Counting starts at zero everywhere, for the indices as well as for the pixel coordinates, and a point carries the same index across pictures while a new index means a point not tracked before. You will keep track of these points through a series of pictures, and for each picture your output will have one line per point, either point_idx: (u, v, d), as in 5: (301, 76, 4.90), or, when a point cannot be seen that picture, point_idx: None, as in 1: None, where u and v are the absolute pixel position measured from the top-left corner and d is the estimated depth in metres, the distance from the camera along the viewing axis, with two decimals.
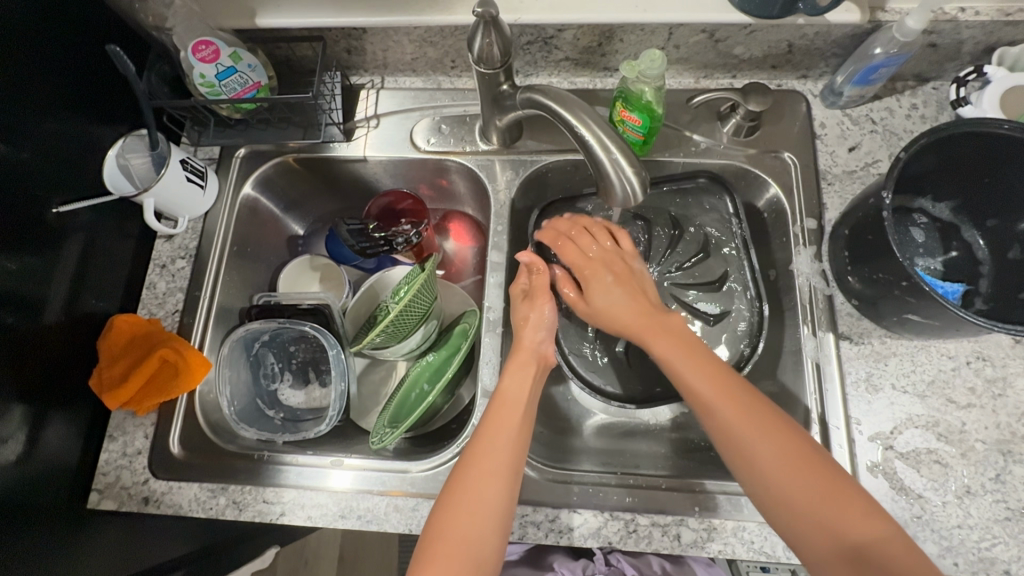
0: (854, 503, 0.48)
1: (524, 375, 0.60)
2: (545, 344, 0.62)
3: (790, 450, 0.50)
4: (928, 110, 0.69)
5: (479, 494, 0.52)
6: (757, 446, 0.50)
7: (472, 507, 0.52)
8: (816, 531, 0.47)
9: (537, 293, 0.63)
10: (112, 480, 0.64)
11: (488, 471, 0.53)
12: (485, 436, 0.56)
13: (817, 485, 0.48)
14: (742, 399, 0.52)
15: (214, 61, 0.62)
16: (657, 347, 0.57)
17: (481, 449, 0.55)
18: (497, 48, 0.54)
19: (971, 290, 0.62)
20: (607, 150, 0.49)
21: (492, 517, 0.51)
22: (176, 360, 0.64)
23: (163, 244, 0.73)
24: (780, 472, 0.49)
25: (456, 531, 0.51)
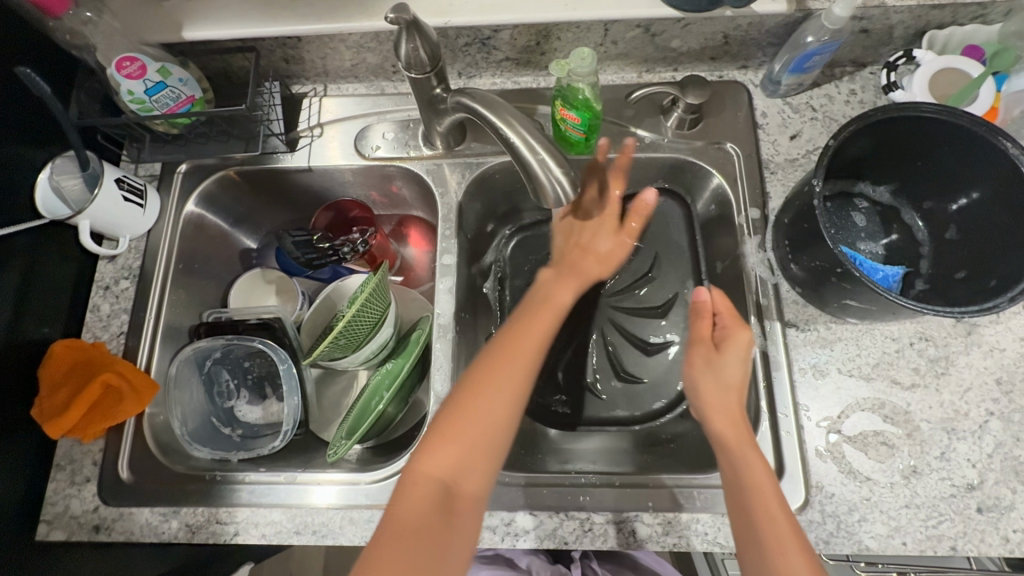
0: None
1: (566, 281, 0.62)
2: (595, 260, 0.64)
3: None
4: (866, 95, 0.69)
5: (490, 401, 0.52)
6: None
7: (489, 392, 0.52)
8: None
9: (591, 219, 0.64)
10: (62, 510, 0.63)
11: (516, 369, 0.54)
12: (528, 325, 0.58)
13: None
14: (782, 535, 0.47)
15: (140, 77, 0.61)
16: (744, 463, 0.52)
17: (521, 327, 0.57)
18: (423, 52, 0.54)
19: (911, 272, 0.63)
20: (533, 151, 0.48)
21: (509, 409, 0.52)
22: (119, 385, 0.63)
23: (106, 265, 0.71)
24: None
25: (472, 418, 0.51)
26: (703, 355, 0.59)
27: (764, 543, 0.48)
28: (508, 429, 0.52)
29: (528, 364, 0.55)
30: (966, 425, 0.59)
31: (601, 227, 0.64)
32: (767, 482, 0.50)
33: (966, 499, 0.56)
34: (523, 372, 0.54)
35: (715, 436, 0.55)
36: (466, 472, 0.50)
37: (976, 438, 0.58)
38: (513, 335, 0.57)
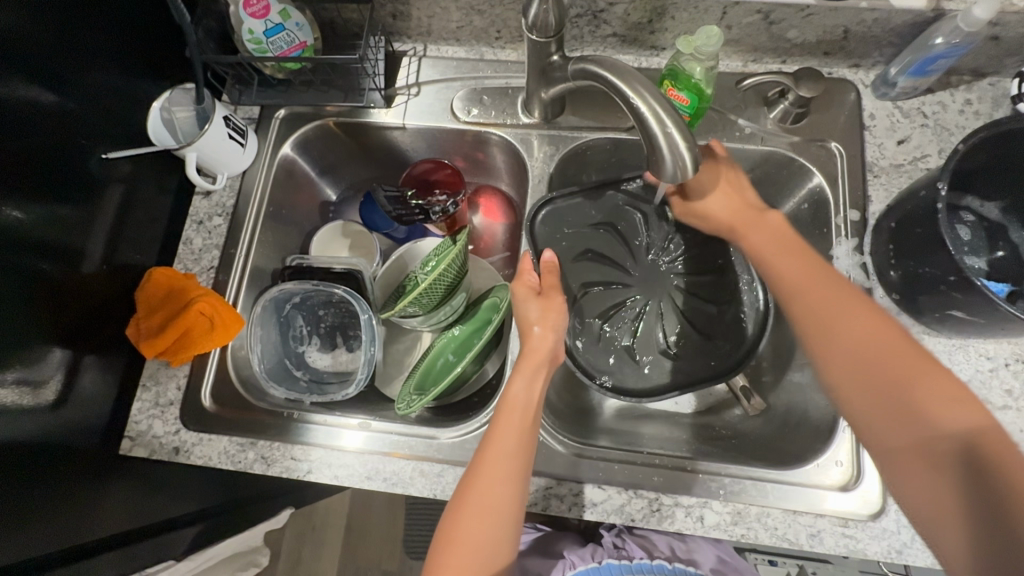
0: (939, 378, 0.45)
1: (534, 378, 0.60)
2: (556, 345, 0.62)
3: (905, 363, 0.47)
4: (983, 106, 0.67)
5: (481, 522, 0.52)
6: (834, 325, 0.51)
7: (472, 508, 0.53)
8: (921, 437, 0.44)
9: (549, 291, 0.64)
10: (144, 429, 0.65)
11: (501, 501, 0.53)
12: (496, 436, 0.56)
13: (893, 368, 0.47)
14: (863, 318, 0.50)
15: (263, 16, 0.62)
16: (748, 242, 0.61)
17: (493, 449, 0.55)
18: (553, 15, 0.53)
19: (1015, 292, 0.61)
20: (662, 124, 0.48)
21: (501, 518, 0.53)
22: (212, 316, 0.64)
23: (200, 200, 0.73)
24: (886, 385, 0.47)
25: (466, 531, 0.52)
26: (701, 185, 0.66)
27: (818, 312, 0.52)
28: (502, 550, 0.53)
29: (515, 480, 0.54)
30: None
31: (527, 303, 0.63)
32: (803, 257, 0.57)
33: None
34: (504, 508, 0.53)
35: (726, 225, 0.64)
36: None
37: None
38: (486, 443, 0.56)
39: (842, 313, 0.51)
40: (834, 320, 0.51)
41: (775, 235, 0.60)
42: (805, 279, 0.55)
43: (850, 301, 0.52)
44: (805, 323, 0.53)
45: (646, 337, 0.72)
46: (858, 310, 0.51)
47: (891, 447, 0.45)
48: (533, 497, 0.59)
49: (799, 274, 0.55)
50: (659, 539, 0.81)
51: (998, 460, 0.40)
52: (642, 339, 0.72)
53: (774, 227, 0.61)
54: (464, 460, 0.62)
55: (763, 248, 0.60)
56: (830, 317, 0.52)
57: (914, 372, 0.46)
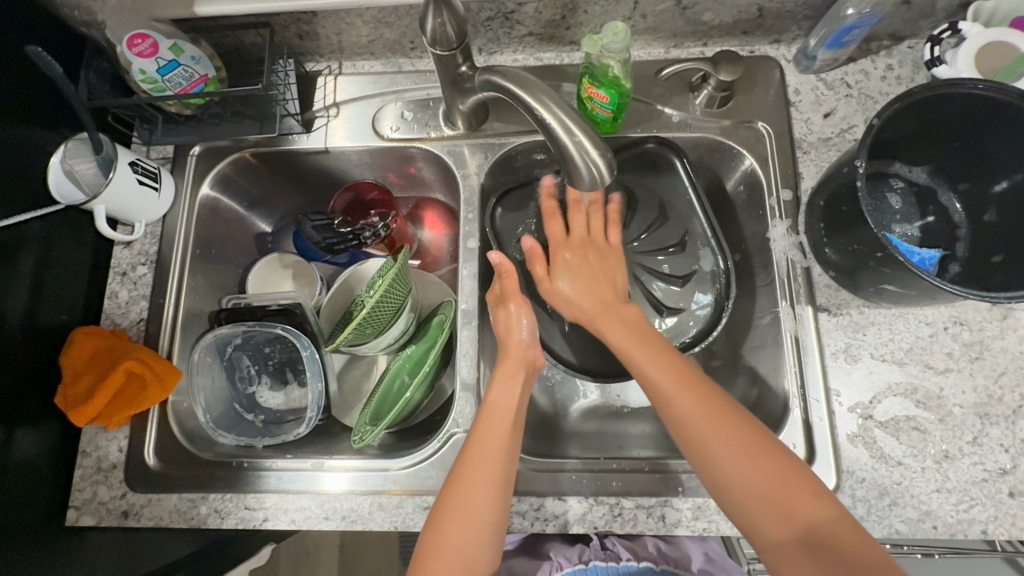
0: (803, 484, 0.48)
1: (515, 382, 0.59)
2: (533, 348, 0.61)
3: (751, 452, 0.50)
4: (904, 70, 0.67)
5: (496, 459, 0.54)
6: (720, 450, 0.50)
7: (472, 487, 0.53)
8: (773, 518, 0.47)
9: (512, 297, 0.62)
10: (90, 496, 0.63)
11: (512, 444, 0.56)
12: (491, 401, 0.58)
13: (768, 480, 0.48)
14: (739, 434, 0.51)
15: (152, 55, 0.59)
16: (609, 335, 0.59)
17: (486, 417, 0.57)
18: (451, 27, 0.51)
19: (947, 255, 0.61)
20: (570, 132, 0.47)
21: (490, 500, 0.53)
22: (144, 373, 0.62)
23: (122, 251, 0.70)
24: (757, 494, 0.48)
25: (460, 505, 0.53)
26: (571, 267, 0.64)
27: (691, 418, 0.52)
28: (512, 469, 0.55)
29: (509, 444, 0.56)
30: (1000, 410, 0.58)
31: (510, 310, 0.62)
32: (668, 354, 0.56)
33: (998, 483, 0.56)
34: (509, 451, 0.55)
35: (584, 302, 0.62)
36: (478, 515, 0.52)
37: (1009, 423, 0.58)
38: (488, 404, 0.58)
39: (698, 415, 0.52)
40: (685, 414, 0.52)
41: (632, 329, 0.59)
42: (686, 388, 0.53)
43: (664, 349, 0.57)
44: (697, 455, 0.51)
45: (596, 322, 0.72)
46: (701, 400, 0.53)
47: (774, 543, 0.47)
48: None
49: (676, 381, 0.54)
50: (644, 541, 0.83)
51: (859, 546, 0.45)
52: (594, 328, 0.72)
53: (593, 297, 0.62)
54: (422, 488, 0.61)
55: (642, 350, 0.57)
56: (720, 452, 0.50)
57: (716, 433, 0.51)
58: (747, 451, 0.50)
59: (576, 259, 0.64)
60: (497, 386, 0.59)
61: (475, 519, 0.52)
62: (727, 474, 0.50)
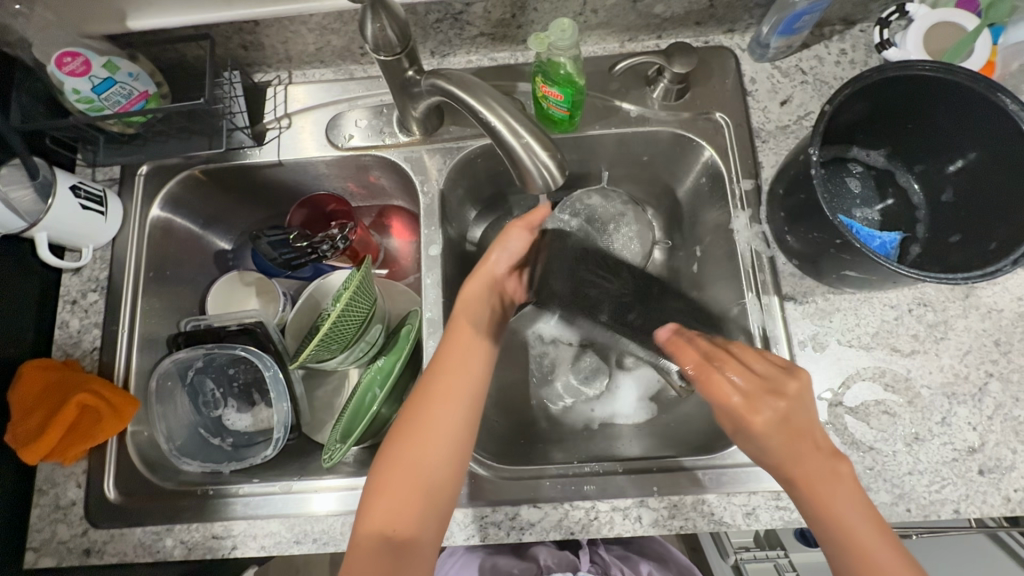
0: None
1: (479, 304, 0.60)
2: (502, 271, 0.62)
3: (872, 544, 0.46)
4: (857, 54, 0.67)
5: (461, 381, 0.56)
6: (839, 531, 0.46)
7: (424, 438, 0.53)
8: None
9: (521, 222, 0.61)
10: (49, 536, 0.60)
11: (477, 367, 0.57)
12: (449, 355, 0.57)
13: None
14: (856, 524, 0.46)
15: (85, 73, 0.56)
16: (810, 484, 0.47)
17: (449, 360, 0.57)
18: (392, 31, 0.50)
19: (908, 237, 0.61)
20: (517, 135, 0.46)
21: (441, 450, 0.53)
22: (98, 405, 0.60)
23: (70, 278, 0.67)
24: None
25: (410, 454, 0.53)
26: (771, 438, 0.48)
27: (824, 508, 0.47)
28: (463, 416, 0.55)
29: (467, 396, 0.56)
30: (966, 389, 0.58)
31: (507, 229, 0.61)
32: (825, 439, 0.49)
33: (967, 462, 0.56)
34: (476, 370, 0.57)
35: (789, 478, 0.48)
36: (424, 464, 0.52)
37: (976, 401, 0.58)
38: (450, 338, 0.58)
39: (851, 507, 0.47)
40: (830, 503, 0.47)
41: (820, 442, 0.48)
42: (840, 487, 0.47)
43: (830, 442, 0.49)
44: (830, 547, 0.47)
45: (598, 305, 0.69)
46: (846, 490, 0.47)
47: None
48: (469, 529, 0.57)
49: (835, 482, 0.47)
50: (637, 563, 0.85)
51: None
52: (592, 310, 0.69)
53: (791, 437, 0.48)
54: None
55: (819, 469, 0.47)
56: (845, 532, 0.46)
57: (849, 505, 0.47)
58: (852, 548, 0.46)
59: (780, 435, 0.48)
60: (461, 304, 0.60)
61: (433, 436, 0.53)
62: (847, 526, 0.46)
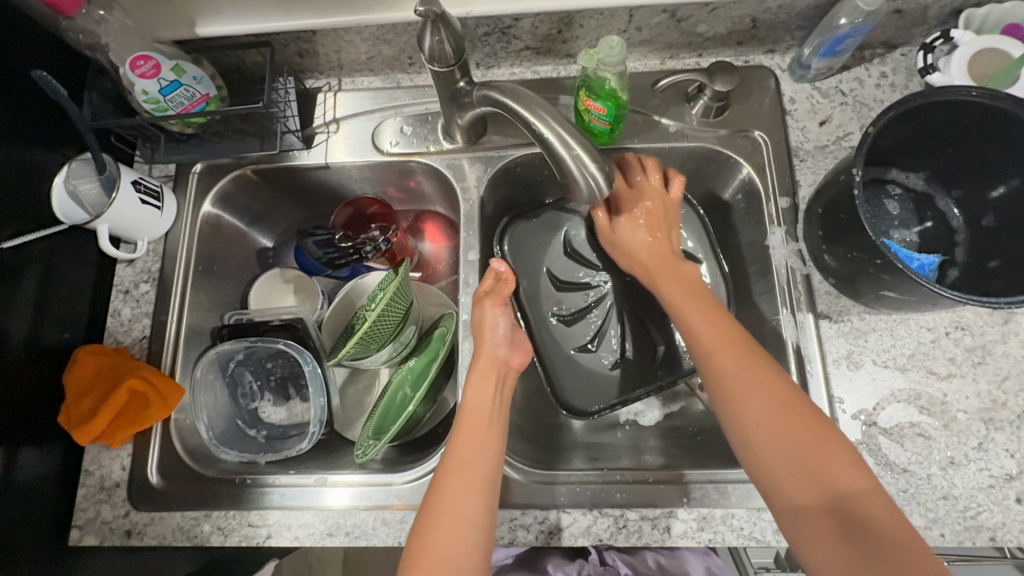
0: (837, 452, 0.47)
1: (486, 384, 0.60)
2: (504, 350, 0.62)
3: (783, 410, 0.50)
4: (898, 78, 0.67)
5: (472, 465, 0.55)
6: (751, 400, 0.51)
7: (446, 522, 0.52)
8: (803, 480, 0.47)
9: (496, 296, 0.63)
10: (93, 515, 0.63)
11: (492, 442, 0.57)
12: (461, 441, 0.57)
13: (802, 438, 0.48)
14: (769, 393, 0.51)
15: (155, 76, 0.59)
16: (664, 292, 0.61)
17: (462, 447, 0.56)
18: (449, 45, 0.52)
19: (946, 260, 0.61)
20: (567, 147, 0.47)
21: (469, 530, 0.52)
22: (147, 390, 0.62)
23: (125, 269, 0.71)
24: (789, 456, 0.48)
25: (436, 541, 0.51)
26: (643, 220, 0.64)
27: (731, 379, 0.52)
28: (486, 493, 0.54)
29: (485, 481, 0.54)
30: (1004, 415, 0.58)
31: (483, 310, 0.63)
32: (704, 304, 0.58)
33: (1004, 489, 0.55)
34: (493, 449, 0.56)
35: (641, 264, 0.64)
36: (455, 549, 0.50)
37: (1014, 428, 0.57)
38: (463, 422, 0.58)
39: (735, 371, 0.52)
40: (722, 362, 0.53)
41: (690, 289, 0.60)
42: (736, 360, 0.53)
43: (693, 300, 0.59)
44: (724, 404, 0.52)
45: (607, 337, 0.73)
46: (730, 351, 0.53)
47: (796, 504, 0.47)
48: (499, 531, 0.58)
49: (719, 340, 0.54)
50: (644, 555, 0.86)
51: (880, 516, 0.44)
52: (602, 343, 0.72)
53: (647, 249, 0.63)
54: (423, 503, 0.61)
55: (682, 301, 0.59)
56: (757, 412, 0.50)
57: (762, 378, 0.51)
58: (783, 420, 0.49)
59: (648, 220, 0.64)
60: (470, 387, 0.60)
61: (460, 525, 0.52)
62: (751, 395, 0.51)
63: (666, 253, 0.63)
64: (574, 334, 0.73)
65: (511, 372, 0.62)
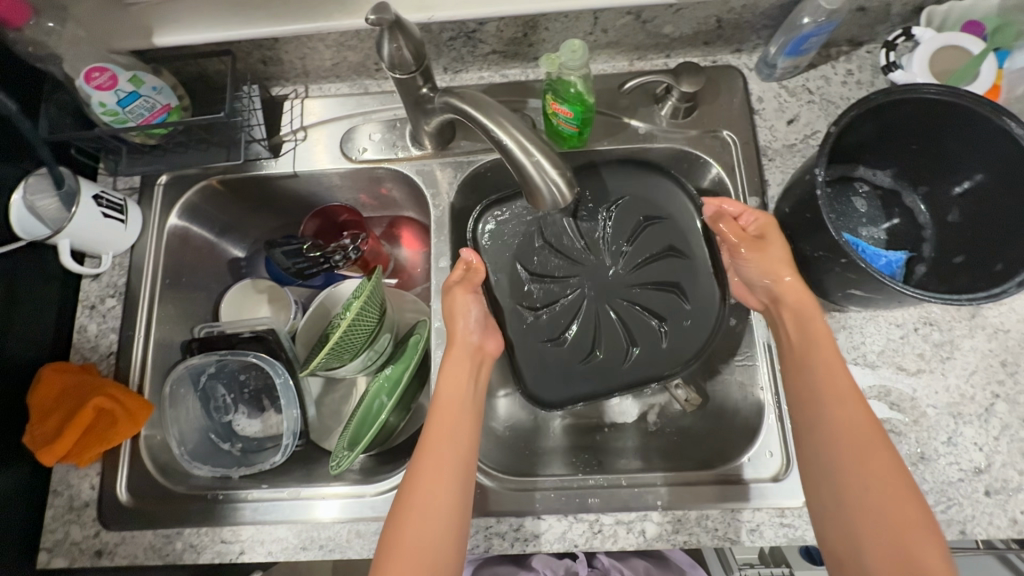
0: (923, 532, 0.47)
1: (461, 368, 0.61)
2: (475, 336, 0.63)
3: (882, 483, 0.49)
4: (863, 75, 0.68)
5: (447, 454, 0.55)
6: (856, 474, 0.50)
7: (425, 513, 0.52)
8: (891, 556, 0.47)
9: (467, 285, 0.63)
10: (62, 537, 0.61)
11: (464, 435, 0.57)
12: (437, 425, 0.57)
13: (887, 505, 0.48)
14: (877, 467, 0.50)
15: (112, 87, 0.58)
16: (813, 327, 0.57)
17: (437, 430, 0.57)
18: (408, 51, 0.51)
19: (914, 257, 0.62)
20: (528, 153, 0.47)
21: (450, 519, 0.52)
22: (113, 408, 0.61)
23: (90, 284, 0.69)
24: (870, 526, 0.48)
25: (416, 531, 0.51)
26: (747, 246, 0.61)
27: (840, 444, 0.52)
28: (463, 482, 0.54)
29: (464, 468, 0.55)
30: (972, 409, 0.58)
31: (454, 298, 0.63)
32: (841, 374, 0.54)
33: (973, 482, 0.56)
34: (469, 436, 0.57)
35: (786, 305, 0.59)
36: (434, 542, 0.51)
37: (982, 421, 0.58)
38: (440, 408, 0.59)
39: (844, 439, 0.51)
40: (833, 426, 0.52)
41: (829, 351, 0.56)
42: (855, 432, 0.51)
43: (841, 370, 0.55)
44: (823, 471, 0.52)
45: (583, 330, 0.67)
46: (857, 423, 0.52)
47: (875, 573, 0.47)
48: (474, 540, 0.58)
49: (859, 423, 0.52)
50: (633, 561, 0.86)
51: None
52: (575, 336, 0.67)
53: (789, 284, 0.59)
54: None
55: (835, 374, 0.54)
56: (849, 486, 0.50)
57: (869, 451, 0.50)
58: (875, 495, 0.49)
59: (753, 241, 0.61)
60: (444, 372, 0.60)
61: (433, 514, 0.52)
62: (874, 464, 0.50)
63: (803, 290, 0.59)
64: (542, 329, 0.67)
65: (486, 358, 0.64)
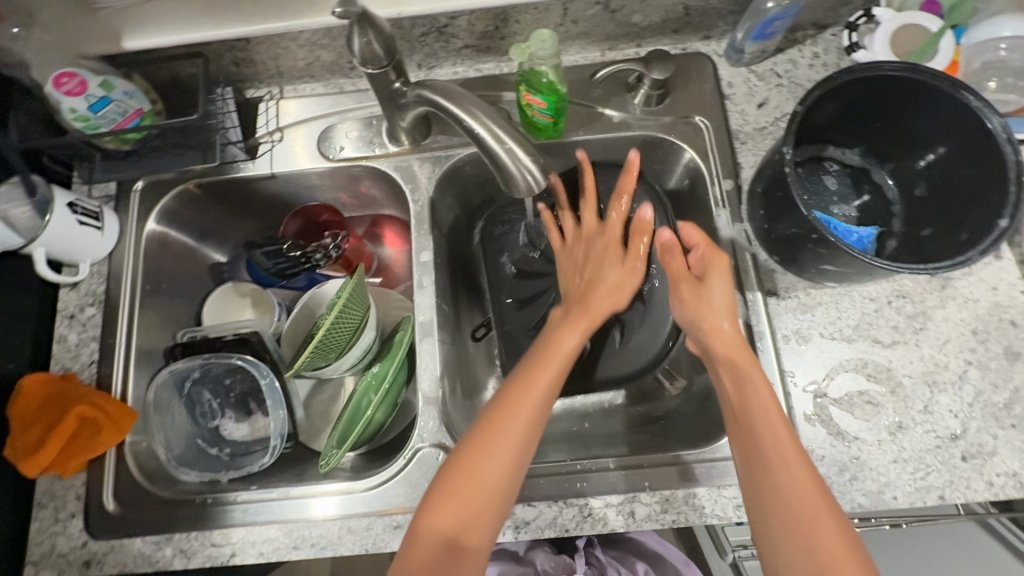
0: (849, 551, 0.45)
1: (581, 327, 0.61)
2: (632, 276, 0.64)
3: (806, 494, 0.47)
4: (829, 57, 0.69)
5: (500, 477, 0.51)
6: (781, 483, 0.48)
7: (486, 467, 0.51)
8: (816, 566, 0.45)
9: (572, 241, 0.68)
10: (48, 549, 0.61)
11: (544, 404, 0.56)
12: (531, 382, 0.56)
13: (818, 518, 0.46)
14: (803, 479, 0.48)
15: (81, 93, 0.58)
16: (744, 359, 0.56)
17: (535, 386, 0.56)
18: (378, 45, 0.52)
19: (885, 232, 0.63)
20: (501, 142, 0.47)
21: (510, 474, 0.52)
22: (96, 416, 0.60)
23: (68, 293, 0.69)
24: (802, 534, 0.46)
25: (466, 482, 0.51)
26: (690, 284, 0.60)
27: (774, 459, 0.49)
28: (532, 440, 0.54)
29: (533, 431, 0.54)
30: (946, 377, 0.60)
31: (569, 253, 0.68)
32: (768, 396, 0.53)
33: (950, 448, 0.57)
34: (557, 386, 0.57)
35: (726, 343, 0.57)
36: (487, 490, 0.51)
37: (956, 389, 0.59)
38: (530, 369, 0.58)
39: (775, 448, 0.50)
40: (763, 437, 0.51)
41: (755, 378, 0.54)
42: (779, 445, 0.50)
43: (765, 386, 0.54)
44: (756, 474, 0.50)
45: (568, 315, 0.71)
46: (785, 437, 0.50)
47: None
48: None
49: (778, 435, 0.51)
50: (633, 563, 0.87)
51: None
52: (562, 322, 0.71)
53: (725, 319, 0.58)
54: (389, 508, 0.61)
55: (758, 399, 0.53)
56: (782, 495, 0.48)
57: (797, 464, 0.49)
58: (802, 506, 0.47)
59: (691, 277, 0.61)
60: (568, 330, 0.61)
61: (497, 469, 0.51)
62: (806, 483, 0.48)
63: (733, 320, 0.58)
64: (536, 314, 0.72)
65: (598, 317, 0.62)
